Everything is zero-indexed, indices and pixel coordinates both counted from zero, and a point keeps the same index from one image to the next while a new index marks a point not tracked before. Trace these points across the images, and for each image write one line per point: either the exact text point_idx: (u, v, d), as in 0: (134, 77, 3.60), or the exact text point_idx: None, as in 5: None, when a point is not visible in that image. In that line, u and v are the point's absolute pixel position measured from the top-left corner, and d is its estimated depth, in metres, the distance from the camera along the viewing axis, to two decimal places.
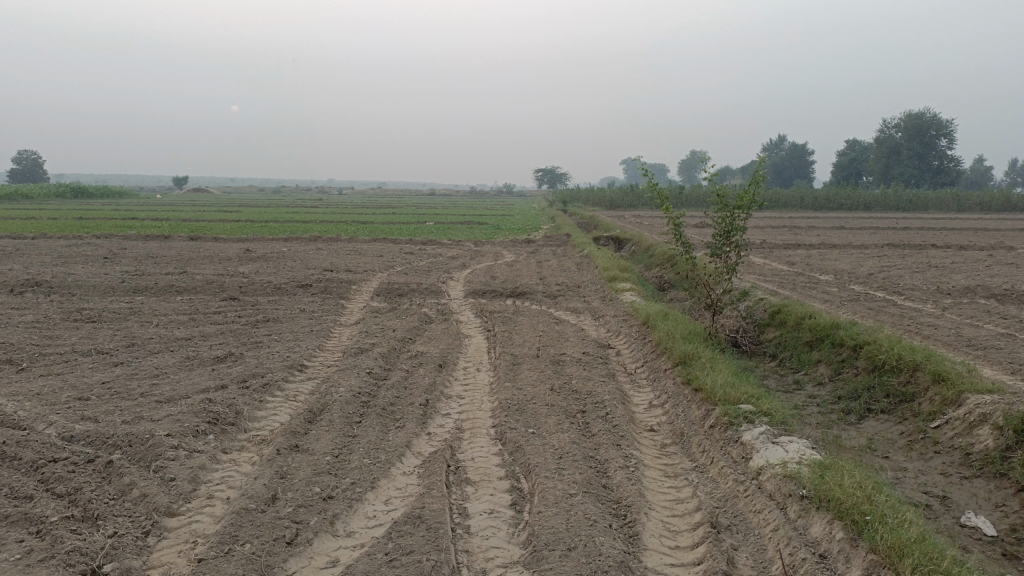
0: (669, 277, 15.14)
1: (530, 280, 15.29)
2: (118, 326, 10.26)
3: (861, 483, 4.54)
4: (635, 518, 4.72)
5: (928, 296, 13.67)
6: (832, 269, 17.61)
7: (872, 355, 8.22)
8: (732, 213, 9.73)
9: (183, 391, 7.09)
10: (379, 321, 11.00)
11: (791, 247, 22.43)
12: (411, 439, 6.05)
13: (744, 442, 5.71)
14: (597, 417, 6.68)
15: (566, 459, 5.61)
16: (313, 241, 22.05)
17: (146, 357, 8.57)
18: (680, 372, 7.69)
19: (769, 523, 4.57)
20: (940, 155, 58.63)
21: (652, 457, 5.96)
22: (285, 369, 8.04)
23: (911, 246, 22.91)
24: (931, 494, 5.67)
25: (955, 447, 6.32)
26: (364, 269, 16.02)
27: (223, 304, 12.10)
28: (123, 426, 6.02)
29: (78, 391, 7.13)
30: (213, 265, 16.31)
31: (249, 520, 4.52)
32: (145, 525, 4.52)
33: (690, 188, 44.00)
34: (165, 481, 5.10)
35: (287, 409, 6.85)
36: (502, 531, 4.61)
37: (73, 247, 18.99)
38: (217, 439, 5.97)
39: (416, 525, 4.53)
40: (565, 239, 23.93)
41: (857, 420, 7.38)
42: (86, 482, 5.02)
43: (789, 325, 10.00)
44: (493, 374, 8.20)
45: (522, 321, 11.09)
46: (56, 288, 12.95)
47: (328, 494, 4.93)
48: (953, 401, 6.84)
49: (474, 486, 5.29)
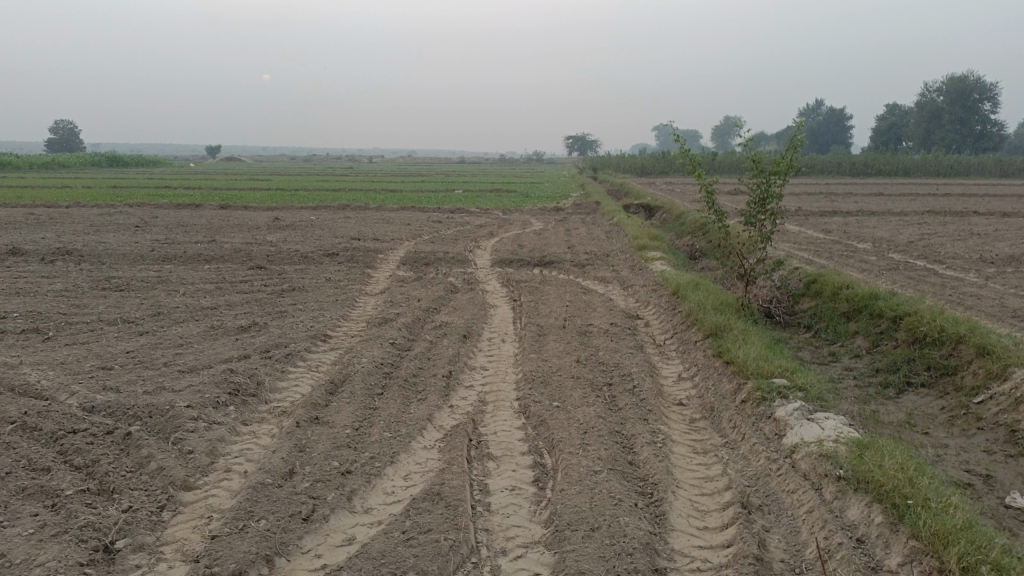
0: (701, 246, 14.79)
1: (559, 249, 15.02)
2: (144, 295, 10.26)
3: (903, 464, 4.30)
4: (662, 498, 4.54)
5: (971, 265, 13.17)
6: (870, 236, 17.11)
7: (913, 327, 7.89)
8: (767, 179, 9.35)
9: (206, 361, 7.04)
10: (404, 290, 10.86)
11: (827, 215, 21.86)
12: (433, 411, 5.92)
13: (777, 418, 5.48)
14: (624, 391, 6.49)
15: (591, 434, 5.44)
16: (341, 209, 21.99)
17: (171, 326, 8.54)
18: (711, 344, 7.45)
19: (804, 504, 4.36)
20: (984, 119, 56.72)
21: (681, 433, 5.76)
22: (309, 339, 7.95)
23: (952, 213, 22.19)
24: (973, 473, 5.42)
25: (1000, 424, 6.03)
26: (391, 238, 15.89)
27: (249, 273, 12.06)
28: (144, 396, 5.97)
29: (102, 360, 7.12)
30: (241, 234, 16.30)
31: (265, 495, 4.43)
32: (160, 499, 4.46)
33: (724, 154, 43.01)
34: (182, 454, 5.03)
35: (309, 380, 6.77)
36: (524, 509, 4.46)
37: (104, 215, 19.15)
38: (237, 411, 5.89)
39: (434, 502, 4.40)
40: (595, 207, 23.59)
41: (895, 395, 7.11)
42: (104, 454, 4.97)
43: (825, 295, 9.67)
44: (518, 345, 8.04)
45: (549, 291, 10.90)
46: (87, 257, 13.01)
47: (346, 469, 4.82)
48: (998, 375, 6.52)
49: (496, 461, 5.15)
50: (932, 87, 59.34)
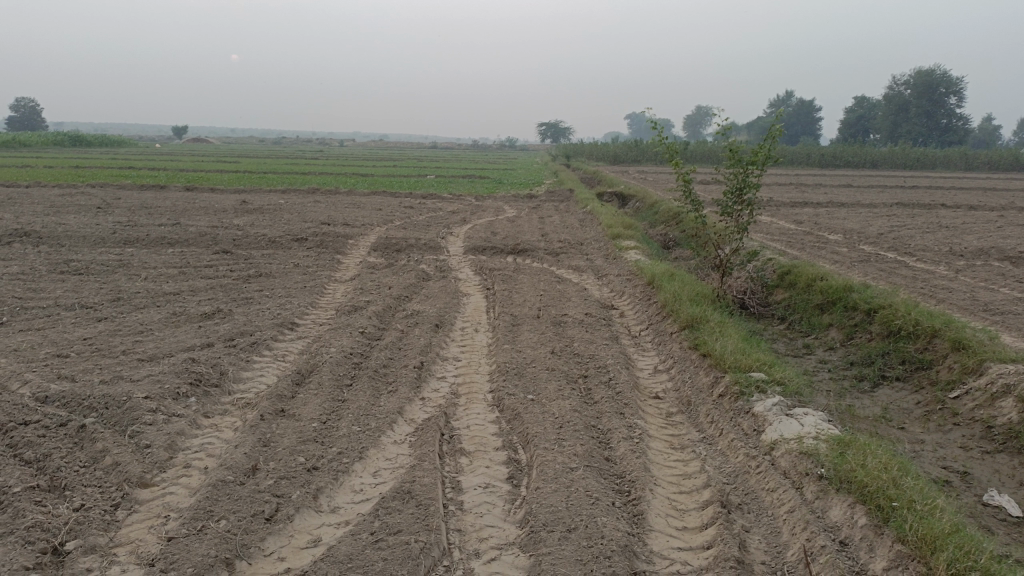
0: (675, 236, 14.72)
1: (532, 236, 14.85)
2: (105, 280, 9.90)
3: (887, 463, 4.21)
4: (639, 496, 4.41)
5: (941, 258, 13.24)
6: (841, 228, 17.19)
7: (887, 320, 7.86)
8: (745, 169, 9.24)
9: (167, 349, 6.76)
10: (375, 277, 10.62)
11: (799, 205, 21.96)
12: (404, 404, 5.74)
13: (755, 413, 5.38)
14: (600, 383, 6.36)
15: (566, 429, 5.29)
16: (311, 193, 21.60)
17: (131, 312, 8.22)
18: (687, 336, 7.34)
19: (785, 503, 4.26)
20: (950, 113, 57.51)
21: (658, 428, 5.65)
22: (275, 327, 7.70)
23: (921, 205, 22.41)
24: (950, 469, 5.38)
25: (976, 419, 6.01)
26: (362, 223, 15.60)
27: (215, 258, 11.72)
28: (100, 387, 5.69)
29: (58, 348, 6.81)
30: (207, 217, 15.88)
31: (226, 494, 4.21)
32: (114, 497, 4.23)
33: (696, 143, 43.07)
34: (139, 448, 4.79)
35: (275, 370, 6.54)
36: (498, 508, 4.31)
37: (65, 196, 18.58)
38: (199, 403, 5.65)
39: (404, 501, 4.22)
40: (569, 194, 23.47)
41: (870, 388, 7.07)
42: (56, 448, 4.71)
43: (799, 287, 9.63)
44: (491, 335, 7.87)
45: (523, 279, 10.73)
46: (45, 239, 12.56)
47: (312, 465, 4.62)
48: (974, 370, 6.50)
49: (468, 456, 4.99)
50: (900, 81, 59.94)
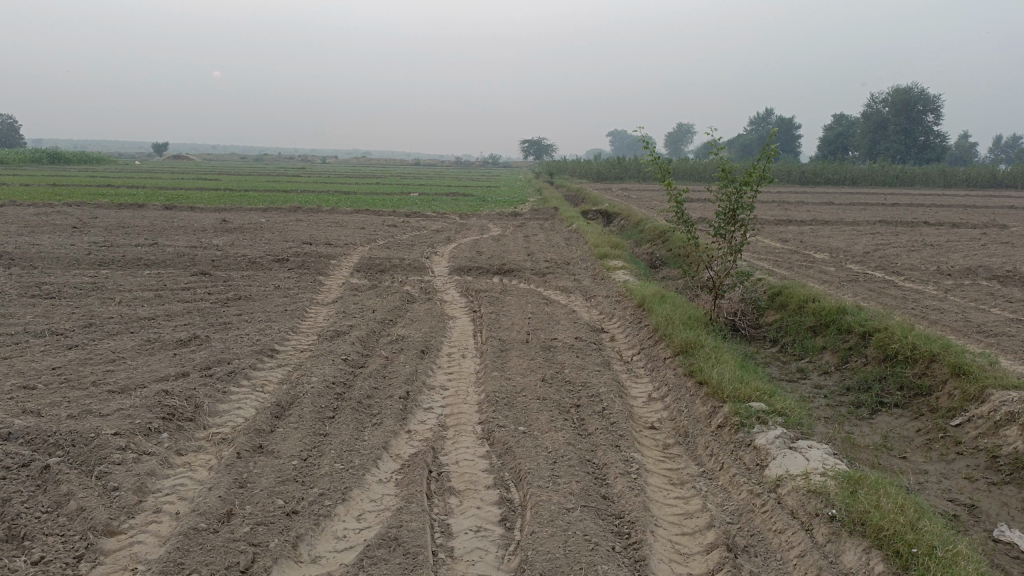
0: (662, 255, 14.57)
1: (517, 256, 14.65)
2: (77, 304, 9.55)
3: (901, 505, 4.00)
4: (641, 539, 4.16)
5: (928, 277, 13.16)
6: (827, 246, 17.13)
7: (883, 344, 7.69)
8: (738, 190, 9.06)
9: (140, 380, 6.44)
10: (358, 300, 10.34)
11: (783, 223, 21.93)
12: (389, 438, 5.46)
13: (757, 447, 5.16)
14: (593, 413, 6.12)
15: (560, 465, 5.04)
16: (292, 211, 21.28)
17: (103, 339, 7.88)
18: (681, 362, 7.13)
19: (794, 546, 4.05)
20: (927, 131, 58.21)
21: (655, 462, 5.41)
22: (254, 355, 7.40)
23: (904, 223, 22.43)
24: (957, 502, 5.17)
25: (981, 448, 5.82)
26: (344, 242, 15.33)
27: (192, 280, 11.40)
28: (67, 422, 5.36)
29: (24, 378, 6.46)
30: (186, 236, 15.53)
31: (198, 543, 3.92)
32: (77, 547, 3.92)
33: (679, 160, 43.25)
34: (106, 492, 4.48)
35: (254, 402, 6.24)
36: (491, 554, 4.04)
37: (41, 215, 18.18)
38: (172, 439, 5.35)
39: (391, 549, 3.95)
40: (553, 212, 23.31)
41: (869, 415, 6.87)
42: (17, 491, 4.37)
43: (791, 308, 9.46)
44: (479, 362, 7.61)
45: (510, 301, 10.50)
46: (16, 261, 12.15)
47: (292, 509, 4.33)
48: (975, 397, 6.32)
49: (458, 496, 4.73)
50: (877, 99, 60.69)
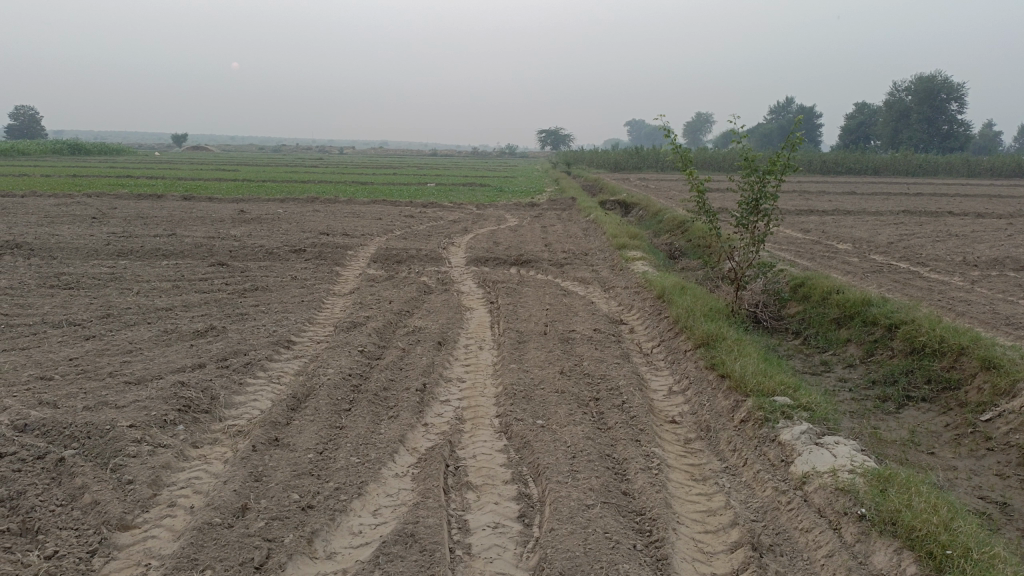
0: (681, 245, 14.39)
1: (535, 246, 14.53)
2: (95, 294, 9.55)
3: (934, 505, 3.87)
4: (662, 537, 4.05)
5: (954, 268, 12.89)
6: (849, 236, 16.86)
7: (910, 337, 7.50)
8: (761, 179, 8.88)
9: (156, 371, 6.41)
10: (375, 291, 10.28)
11: (804, 214, 21.63)
12: (405, 432, 5.39)
13: (782, 442, 5.03)
14: (613, 407, 6.01)
15: (580, 459, 4.94)
16: (310, 201, 21.28)
17: (121, 330, 7.86)
18: (702, 354, 6.99)
19: (822, 546, 3.93)
20: (950, 119, 57.26)
21: (677, 457, 5.30)
22: (271, 346, 7.35)
23: (929, 213, 22.04)
24: (989, 500, 5.02)
25: (1012, 445, 5.65)
26: (361, 233, 15.28)
27: (210, 270, 11.38)
28: (83, 414, 5.32)
29: (41, 369, 6.45)
30: (204, 227, 15.54)
31: (212, 538, 3.86)
32: (91, 542, 3.88)
33: (698, 150, 42.83)
34: (121, 485, 4.44)
35: (269, 394, 6.19)
36: (509, 552, 3.96)
37: (61, 206, 18.29)
38: (187, 431, 5.31)
39: (406, 546, 3.88)
40: (571, 202, 23.14)
41: (896, 410, 6.71)
42: (32, 484, 4.33)
43: (814, 300, 9.29)
44: (496, 354, 7.51)
45: (528, 293, 10.39)
46: (36, 251, 12.21)
47: (307, 503, 4.27)
48: (1006, 392, 6.14)
49: (475, 491, 4.65)
50: (900, 87, 59.77)
